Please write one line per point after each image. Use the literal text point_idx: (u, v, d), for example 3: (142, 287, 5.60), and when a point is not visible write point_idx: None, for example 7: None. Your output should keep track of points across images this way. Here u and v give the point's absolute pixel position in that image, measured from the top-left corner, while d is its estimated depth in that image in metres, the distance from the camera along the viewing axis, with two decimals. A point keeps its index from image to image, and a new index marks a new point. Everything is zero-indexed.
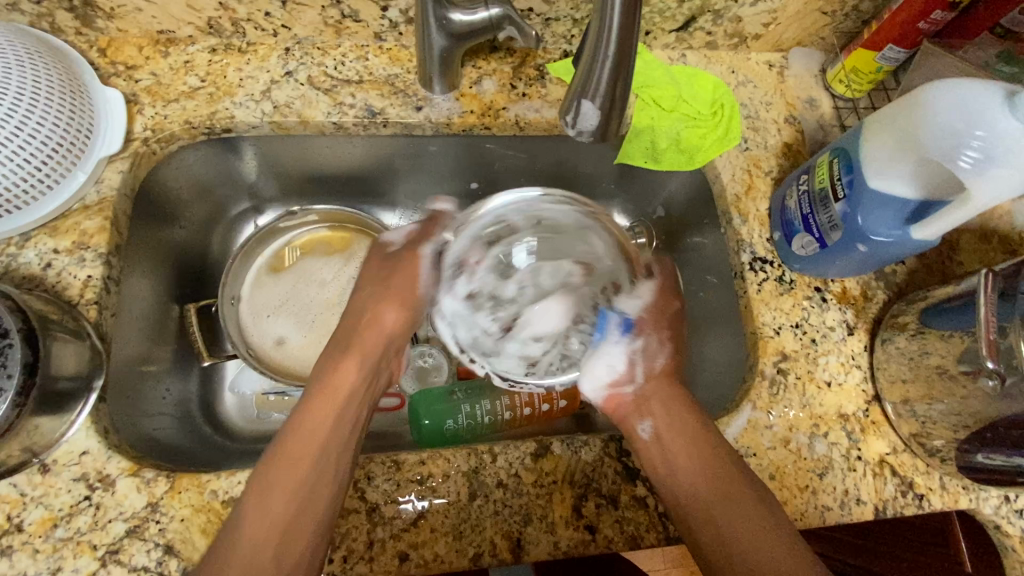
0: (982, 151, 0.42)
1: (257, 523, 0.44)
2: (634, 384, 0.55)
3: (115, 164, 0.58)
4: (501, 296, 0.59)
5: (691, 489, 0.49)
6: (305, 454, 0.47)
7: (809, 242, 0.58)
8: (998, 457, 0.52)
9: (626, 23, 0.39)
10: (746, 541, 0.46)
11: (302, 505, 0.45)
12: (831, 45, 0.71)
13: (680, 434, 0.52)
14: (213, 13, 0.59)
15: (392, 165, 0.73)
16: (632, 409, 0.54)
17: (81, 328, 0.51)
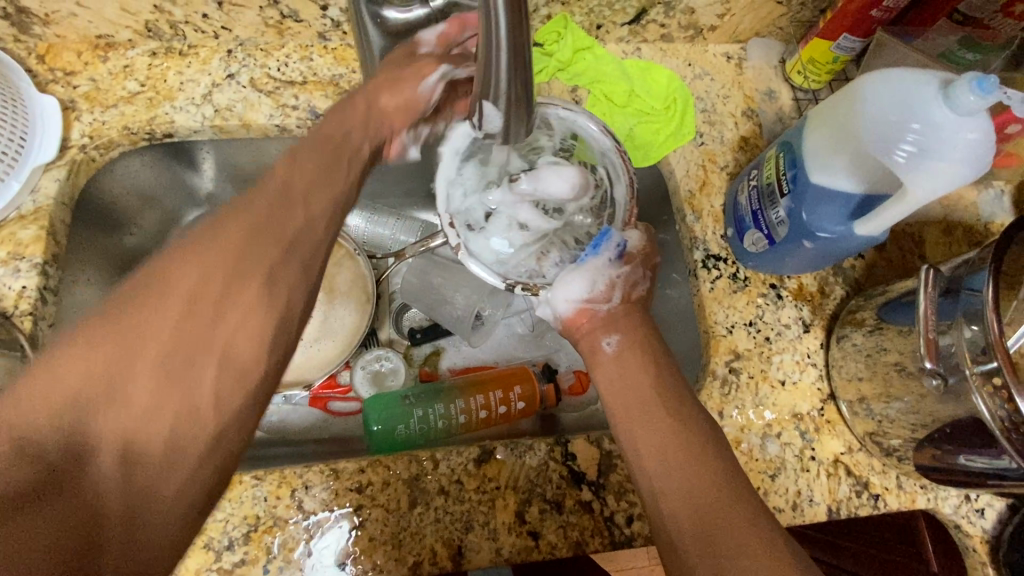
0: (917, 144, 0.41)
1: (96, 361, 0.33)
2: (609, 306, 0.51)
3: (52, 172, 0.57)
4: (481, 217, 0.60)
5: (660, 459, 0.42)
6: (178, 321, 0.35)
7: (759, 239, 0.56)
8: (977, 458, 0.48)
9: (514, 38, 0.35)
10: (693, 496, 0.40)
11: (176, 421, 0.34)
12: (790, 35, 0.69)
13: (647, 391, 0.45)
14: (149, 16, 0.58)
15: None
16: (588, 331, 0.51)
17: (14, 339, 0.50)
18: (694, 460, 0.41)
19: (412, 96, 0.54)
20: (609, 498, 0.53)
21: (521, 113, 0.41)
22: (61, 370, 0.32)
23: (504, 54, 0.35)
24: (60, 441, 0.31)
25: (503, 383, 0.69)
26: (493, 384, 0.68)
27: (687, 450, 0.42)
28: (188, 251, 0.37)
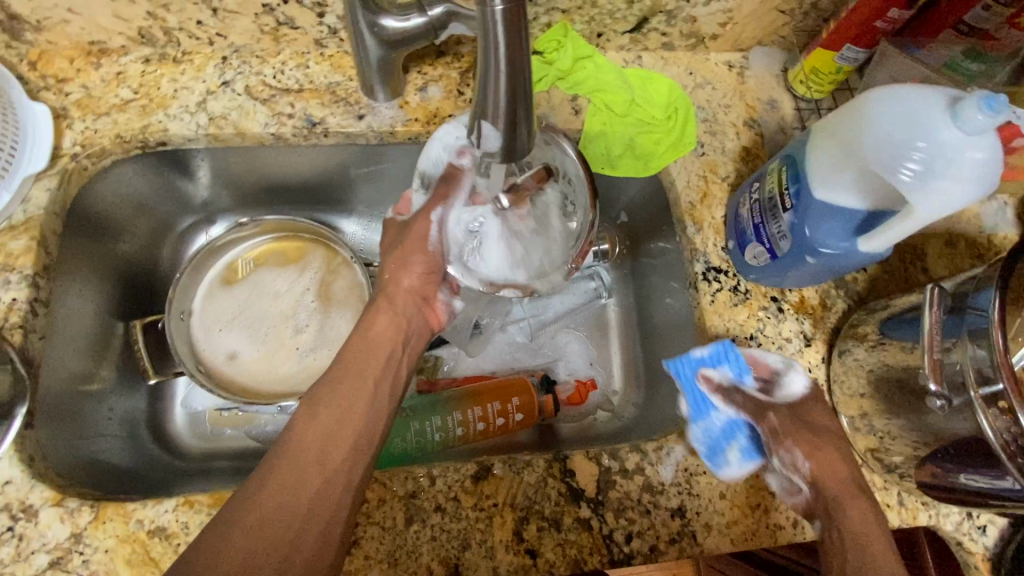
0: (924, 163, 0.40)
1: (287, 471, 0.46)
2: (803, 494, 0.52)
3: (43, 182, 0.56)
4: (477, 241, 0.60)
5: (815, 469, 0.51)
6: (320, 453, 0.47)
7: (761, 252, 0.56)
8: (979, 477, 0.47)
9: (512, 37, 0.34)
10: (849, 518, 0.48)
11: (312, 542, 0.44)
12: (793, 43, 0.69)
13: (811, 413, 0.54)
14: (143, 23, 0.57)
15: (346, 173, 0.72)
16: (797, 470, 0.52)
17: (5, 354, 0.50)
18: (830, 473, 0.50)
19: (426, 257, 0.59)
20: (607, 515, 0.52)
21: (521, 133, 0.40)
22: (243, 526, 0.43)
23: (504, 73, 0.36)
24: (272, 526, 0.44)
25: (500, 394, 0.68)
26: (491, 396, 0.67)
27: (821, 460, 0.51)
28: (323, 430, 0.48)
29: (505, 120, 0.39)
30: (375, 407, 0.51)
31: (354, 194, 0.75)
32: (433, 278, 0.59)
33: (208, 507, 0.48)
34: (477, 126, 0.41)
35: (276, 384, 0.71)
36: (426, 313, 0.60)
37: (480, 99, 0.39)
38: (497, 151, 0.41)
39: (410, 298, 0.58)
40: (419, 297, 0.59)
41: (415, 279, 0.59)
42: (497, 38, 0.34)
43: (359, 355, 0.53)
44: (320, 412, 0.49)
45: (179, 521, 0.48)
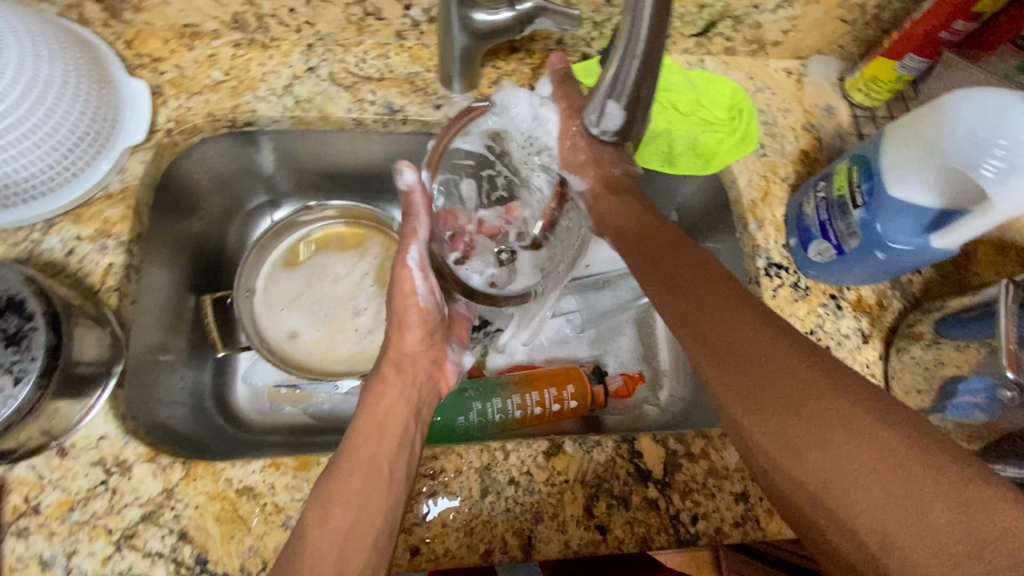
0: (1006, 161, 0.42)
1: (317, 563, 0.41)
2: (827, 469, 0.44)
3: (139, 154, 0.59)
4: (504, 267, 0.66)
5: (737, 373, 0.44)
6: (346, 540, 0.43)
7: (826, 249, 0.58)
8: (1009, 468, 0.50)
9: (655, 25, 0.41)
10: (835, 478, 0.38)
11: None
12: (850, 53, 0.71)
13: (698, 316, 0.48)
14: (239, 8, 0.60)
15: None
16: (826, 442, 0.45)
17: (102, 314, 0.52)
18: (791, 419, 0.41)
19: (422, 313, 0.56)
20: (674, 496, 0.53)
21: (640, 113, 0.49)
22: None
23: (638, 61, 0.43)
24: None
25: (555, 381, 0.70)
26: (547, 382, 0.69)
27: (775, 408, 0.42)
28: (348, 506, 0.44)
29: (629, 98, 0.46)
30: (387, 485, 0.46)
31: None
32: (436, 342, 0.58)
33: (294, 470, 0.50)
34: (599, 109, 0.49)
35: (335, 364, 0.72)
36: (435, 377, 0.58)
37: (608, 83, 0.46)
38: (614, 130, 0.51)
39: (417, 362, 0.56)
40: (429, 362, 0.57)
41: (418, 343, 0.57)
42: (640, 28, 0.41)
43: (367, 436, 0.49)
44: (334, 509, 0.44)
45: (266, 482, 0.49)
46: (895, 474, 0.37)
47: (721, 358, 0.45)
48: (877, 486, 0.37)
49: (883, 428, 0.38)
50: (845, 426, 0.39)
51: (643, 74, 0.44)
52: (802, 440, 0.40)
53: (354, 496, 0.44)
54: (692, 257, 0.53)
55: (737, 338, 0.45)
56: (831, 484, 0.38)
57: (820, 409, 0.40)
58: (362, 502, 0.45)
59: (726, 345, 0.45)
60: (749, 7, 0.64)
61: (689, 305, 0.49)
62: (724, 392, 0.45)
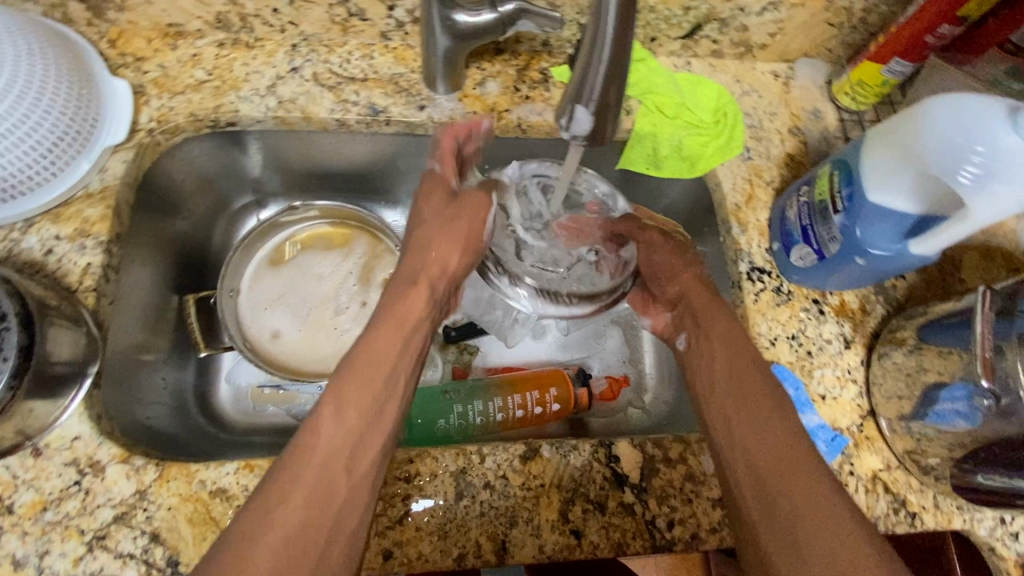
0: (983, 168, 0.42)
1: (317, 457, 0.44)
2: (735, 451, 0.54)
3: (119, 154, 0.59)
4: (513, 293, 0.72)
5: (747, 407, 0.50)
6: (341, 442, 0.45)
7: (808, 253, 0.57)
8: (997, 476, 0.51)
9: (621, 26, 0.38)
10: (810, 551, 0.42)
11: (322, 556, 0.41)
12: (838, 57, 0.71)
13: (726, 351, 0.54)
14: (222, 8, 0.60)
15: (395, 164, 0.74)
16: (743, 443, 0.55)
17: (79, 314, 0.52)
18: (775, 485, 0.46)
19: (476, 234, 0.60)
20: (650, 501, 0.53)
21: (608, 122, 0.43)
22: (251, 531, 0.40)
23: (605, 64, 0.39)
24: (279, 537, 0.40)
25: (538, 384, 0.69)
26: (530, 385, 0.69)
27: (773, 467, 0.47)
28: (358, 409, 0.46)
29: (596, 105, 0.42)
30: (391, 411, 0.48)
31: (402, 185, 0.77)
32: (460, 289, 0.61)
33: None
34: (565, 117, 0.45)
35: (317, 364, 0.72)
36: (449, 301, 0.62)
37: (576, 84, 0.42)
38: (583, 138, 0.45)
39: (439, 275, 0.58)
40: (442, 266, 0.59)
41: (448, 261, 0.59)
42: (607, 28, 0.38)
43: (381, 359, 0.50)
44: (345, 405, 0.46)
45: (240, 484, 0.49)
46: (840, 531, 0.42)
47: (749, 416, 0.50)
48: (819, 536, 0.42)
49: (836, 501, 0.44)
50: (808, 485, 0.45)
51: (611, 77, 0.40)
52: (781, 508, 0.45)
53: (366, 401, 0.47)
54: (726, 314, 0.57)
55: (763, 413, 0.50)
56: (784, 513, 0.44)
57: (790, 465, 0.46)
58: (365, 407, 0.47)
59: (740, 383, 0.52)
60: (735, 9, 0.63)
61: (731, 340, 0.55)
62: (734, 413, 0.51)
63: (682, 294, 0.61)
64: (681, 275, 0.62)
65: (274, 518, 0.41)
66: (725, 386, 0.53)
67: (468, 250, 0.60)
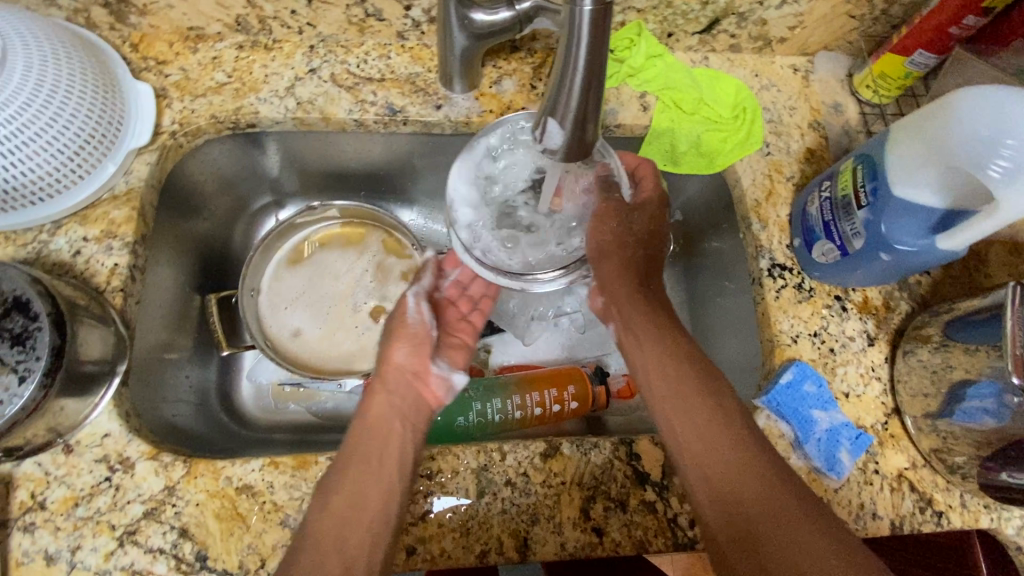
0: (1015, 161, 0.41)
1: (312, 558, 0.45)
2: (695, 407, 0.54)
3: (144, 156, 0.60)
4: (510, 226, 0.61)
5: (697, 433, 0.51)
6: (342, 529, 0.47)
7: (830, 250, 0.57)
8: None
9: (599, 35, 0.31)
10: (776, 528, 0.45)
11: None
12: (859, 49, 0.70)
13: (666, 362, 0.56)
14: (241, 11, 0.61)
15: (412, 163, 0.74)
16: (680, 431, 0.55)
17: (107, 314, 0.53)
18: (725, 468, 0.49)
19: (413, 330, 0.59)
20: (672, 498, 0.53)
21: (589, 131, 0.35)
22: None
23: (582, 70, 0.32)
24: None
25: (556, 382, 0.69)
26: (548, 383, 0.69)
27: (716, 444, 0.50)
28: (347, 497, 0.48)
29: (574, 123, 0.35)
30: (385, 478, 0.49)
31: (419, 184, 0.77)
32: (423, 351, 0.59)
33: (292, 468, 0.51)
34: (540, 124, 0.36)
35: (337, 363, 0.73)
36: (420, 387, 0.58)
37: (550, 92, 0.35)
38: (559, 153, 0.36)
39: (404, 374, 0.58)
40: (411, 373, 0.58)
41: (405, 356, 0.58)
42: (582, 35, 0.31)
43: (371, 446, 0.52)
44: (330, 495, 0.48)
45: (265, 480, 0.50)
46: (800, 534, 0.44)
47: (691, 403, 0.53)
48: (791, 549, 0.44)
49: (803, 519, 0.45)
50: (763, 493, 0.47)
51: (592, 83, 0.33)
52: (740, 492, 0.47)
53: (353, 492, 0.48)
54: (657, 328, 0.58)
55: (697, 401, 0.53)
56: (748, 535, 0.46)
57: (749, 478, 0.48)
58: (352, 498, 0.48)
59: (673, 373, 0.55)
60: (754, 3, 0.63)
61: (665, 358, 0.56)
62: (681, 438, 0.51)
63: (606, 281, 0.61)
64: (608, 264, 0.61)
65: None
66: (661, 366, 0.56)
67: (420, 344, 0.59)
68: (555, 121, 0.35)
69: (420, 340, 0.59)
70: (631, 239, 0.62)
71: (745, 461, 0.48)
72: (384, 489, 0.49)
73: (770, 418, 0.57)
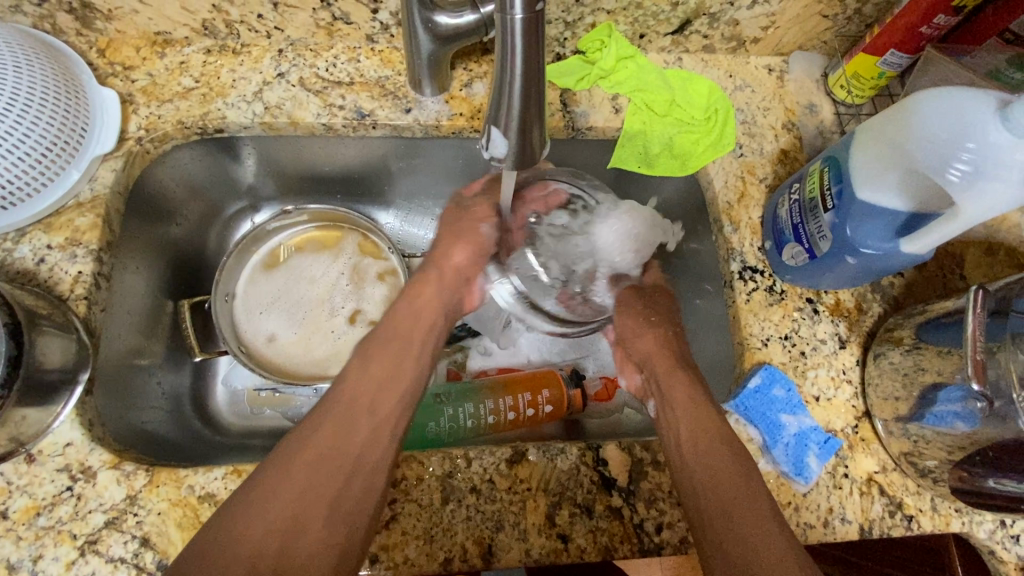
0: (972, 164, 0.41)
1: (295, 473, 0.46)
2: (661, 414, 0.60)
3: (109, 162, 0.59)
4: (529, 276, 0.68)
5: (694, 445, 0.51)
6: (332, 445, 0.48)
7: (799, 253, 0.56)
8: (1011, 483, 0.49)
9: (532, 43, 0.30)
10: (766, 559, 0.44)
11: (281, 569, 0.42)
12: (834, 49, 0.69)
13: (684, 391, 0.55)
14: (207, 15, 0.60)
15: (388, 166, 0.74)
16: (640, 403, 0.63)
17: (70, 322, 0.53)
18: (728, 499, 0.48)
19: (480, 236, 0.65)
20: (639, 504, 0.53)
21: (534, 137, 0.35)
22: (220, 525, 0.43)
23: (519, 79, 0.31)
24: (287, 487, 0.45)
25: (530, 386, 0.69)
26: (522, 387, 0.69)
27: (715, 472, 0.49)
28: (344, 413, 0.50)
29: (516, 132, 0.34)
30: (400, 389, 0.53)
31: (394, 187, 0.77)
32: (483, 260, 0.65)
33: None
34: (485, 133, 0.36)
35: (311, 368, 0.73)
36: (465, 294, 0.65)
37: (492, 102, 0.34)
38: (506, 162, 0.36)
39: (461, 277, 0.64)
40: (465, 277, 0.65)
41: (464, 259, 0.64)
42: (515, 46, 0.30)
43: (391, 347, 0.56)
44: (353, 380, 0.53)
45: (228, 489, 0.50)
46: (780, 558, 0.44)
47: (703, 425, 0.52)
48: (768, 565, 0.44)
49: (771, 523, 0.46)
50: (756, 518, 0.46)
51: (531, 92, 0.32)
52: (737, 523, 0.46)
53: (353, 410, 0.51)
54: (686, 381, 0.57)
55: (705, 425, 0.52)
56: (724, 547, 0.45)
57: (743, 497, 0.48)
58: (371, 403, 0.52)
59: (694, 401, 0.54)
60: (725, 3, 0.62)
61: (684, 388, 0.56)
62: (689, 463, 0.50)
63: (645, 359, 0.62)
64: (643, 341, 0.63)
65: (246, 523, 0.43)
66: (684, 383, 0.57)
67: (477, 254, 0.65)
68: (498, 130, 0.34)
69: (478, 236, 0.65)
70: (657, 312, 0.65)
71: (746, 486, 0.48)
72: (399, 401, 0.53)
73: (739, 423, 0.57)
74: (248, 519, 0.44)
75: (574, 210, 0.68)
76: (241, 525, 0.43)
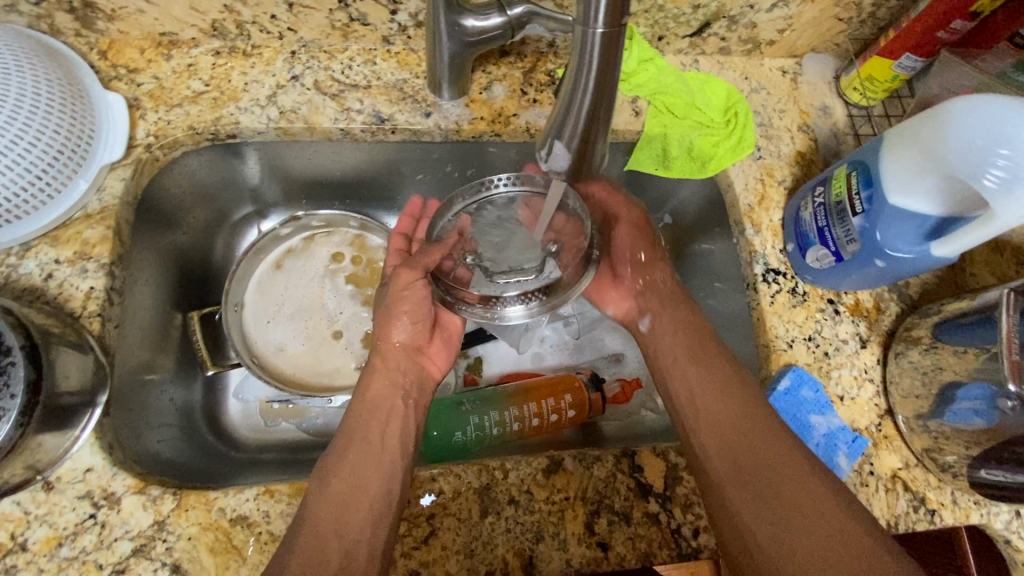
0: (1009, 171, 0.42)
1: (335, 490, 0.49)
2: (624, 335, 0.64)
3: (117, 171, 0.57)
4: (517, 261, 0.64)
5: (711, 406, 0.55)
6: (359, 457, 0.52)
7: (824, 255, 0.57)
8: (1000, 472, 0.51)
9: (609, 59, 0.31)
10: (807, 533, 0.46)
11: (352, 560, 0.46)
12: (845, 51, 0.70)
13: (686, 349, 0.60)
14: (217, 16, 0.58)
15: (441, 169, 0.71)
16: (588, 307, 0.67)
17: (84, 341, 0.50)
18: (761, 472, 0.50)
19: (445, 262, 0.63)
20: (676, 509, 0.53)
21: (596, 150, 0.37)
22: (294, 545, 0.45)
23: (592, 91, 0.32)
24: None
25: (552, 391, 0.69)
26: (544, 393, 0.68)
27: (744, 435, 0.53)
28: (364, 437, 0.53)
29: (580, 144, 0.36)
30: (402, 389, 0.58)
31: (405, 191, 0.75)
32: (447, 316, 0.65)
33: (289, 496, 0.49)
34: (546, 147, 0.37)
35: (326, 378, 0.71)
36: (423, 361, 0.62)
37: (558, 114, 0.35)
38: (564, 174, 0.38)
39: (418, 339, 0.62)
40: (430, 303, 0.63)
41: (405, 334, 0.61)
42: (590, 60, 0.31)
43: (372, 405, 0.56)
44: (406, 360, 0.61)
45: (261, 510, 0.49)
46: (815, 507, 0.47)
47: (726, 397, 0.55)
48: (812, 513, 0.47)
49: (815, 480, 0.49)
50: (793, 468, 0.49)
51: (599, 104, 0.33)
52: (773, 499, 0.49)
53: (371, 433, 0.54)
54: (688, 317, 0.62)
55: (727, 410, 0.54)
56: (776, 514, 0.48)
57: (779, 466, 0.50)
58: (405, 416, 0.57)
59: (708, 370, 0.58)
60: (745, 6, 0.62)
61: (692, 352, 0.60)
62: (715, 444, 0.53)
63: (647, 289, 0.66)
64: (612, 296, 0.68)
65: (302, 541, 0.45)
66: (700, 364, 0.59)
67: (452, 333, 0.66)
68: (562, 142, 0.36)
69: (420, 317, 0.61)
70: (682, 299, 0.64)
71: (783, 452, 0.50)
72: (383, 461, 0.52)
73: None
74: (310, 541, 0.46)
75: (458, 31, 0.54)
76: (313, 536, 0.46)
